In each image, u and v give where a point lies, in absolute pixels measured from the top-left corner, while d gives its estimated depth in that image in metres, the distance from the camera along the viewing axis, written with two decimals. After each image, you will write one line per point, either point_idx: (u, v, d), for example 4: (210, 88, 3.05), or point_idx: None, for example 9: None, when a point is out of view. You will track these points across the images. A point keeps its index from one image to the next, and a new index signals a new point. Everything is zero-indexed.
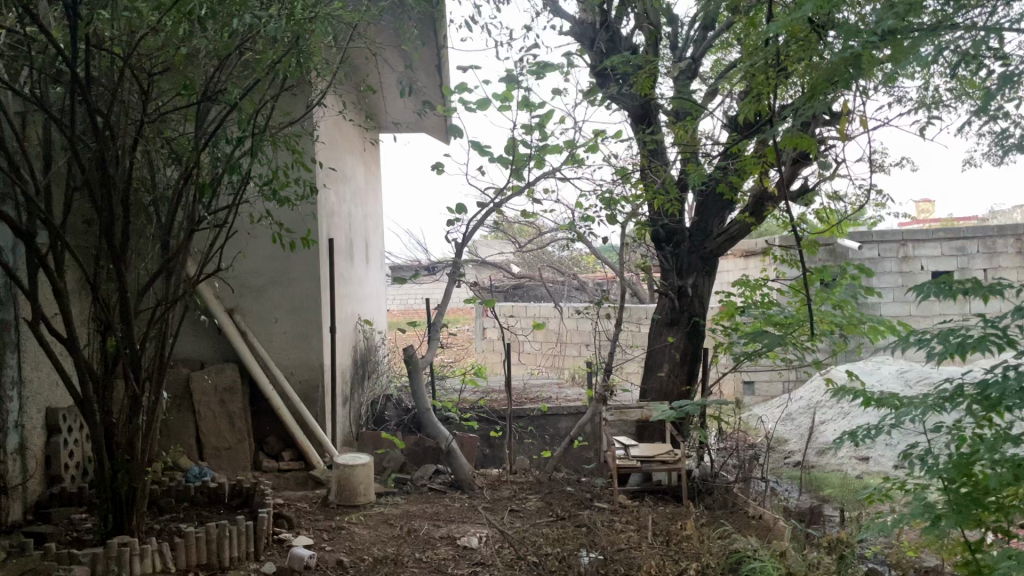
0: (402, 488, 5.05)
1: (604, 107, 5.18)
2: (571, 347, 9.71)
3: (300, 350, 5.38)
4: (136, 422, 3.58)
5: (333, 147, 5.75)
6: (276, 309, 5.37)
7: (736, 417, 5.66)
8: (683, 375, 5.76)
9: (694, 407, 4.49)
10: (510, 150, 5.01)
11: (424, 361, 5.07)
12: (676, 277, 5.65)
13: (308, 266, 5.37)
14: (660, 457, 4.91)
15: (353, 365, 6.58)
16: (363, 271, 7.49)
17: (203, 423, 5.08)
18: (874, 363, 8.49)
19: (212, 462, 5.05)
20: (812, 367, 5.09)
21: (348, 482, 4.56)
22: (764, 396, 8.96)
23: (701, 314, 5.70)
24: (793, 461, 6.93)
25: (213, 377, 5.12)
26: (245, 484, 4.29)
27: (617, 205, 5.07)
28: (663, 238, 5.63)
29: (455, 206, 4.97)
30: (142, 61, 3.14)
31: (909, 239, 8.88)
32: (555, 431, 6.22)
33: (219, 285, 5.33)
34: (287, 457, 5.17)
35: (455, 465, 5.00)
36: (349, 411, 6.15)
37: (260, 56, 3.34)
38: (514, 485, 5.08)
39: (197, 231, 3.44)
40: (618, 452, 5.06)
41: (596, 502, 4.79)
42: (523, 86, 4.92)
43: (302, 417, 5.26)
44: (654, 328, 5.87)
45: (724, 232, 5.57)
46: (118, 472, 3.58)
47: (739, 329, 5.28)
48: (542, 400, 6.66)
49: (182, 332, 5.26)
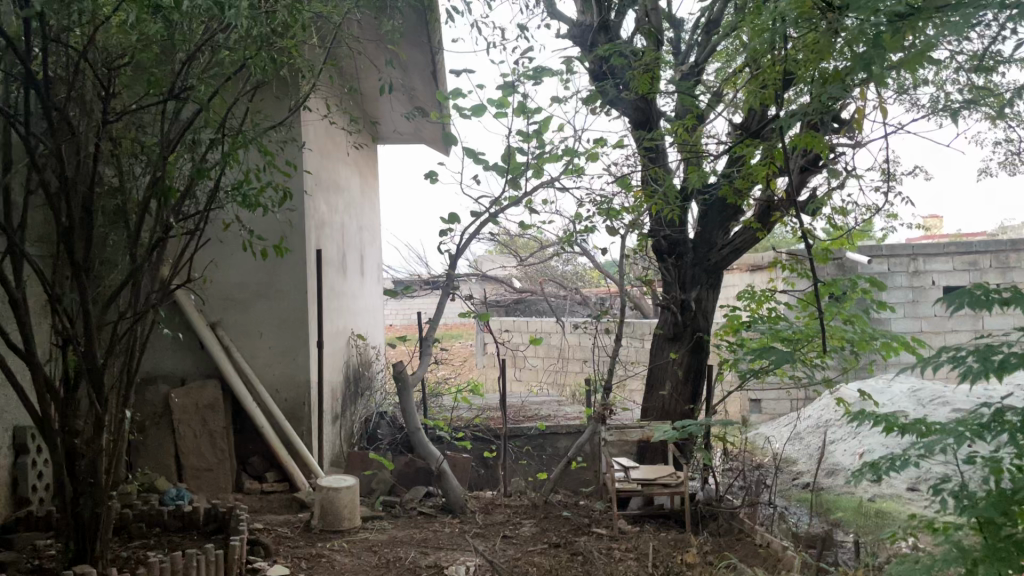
0: (391, 512, 4.80)
1: (603, 114, 4.97)
2: (572, 363, 9.48)
3: (286, 366, 5.14)
4: (100, 443, 3.34)
5: (321, 153, 5.53)
6: (261, 323, 5.14)
7: (742, 438, 5.40)
8: (687, 394, 5.50)
9: (698, 427, 4.24)
10: (506, 159, 4.79)
11: (414, 378, 4.82)
12: (679, 290, 5.40)
13: (295, 278, 5.14)
14: (662, 480, 4.66)
15: (345, 381, 6.35)
16: (358, 284, 7.26)
17: (183, 442, 4.84)
18: (886, 380, 8.24)
19: (192, 484, 4.80)
20: (824, 385, 4.84)
21: (332, 506, 4.33)
22: (771, 414, 8.71)
23: (706, 329, 5.45)
24: (802, 483, 6.67)
25: (194, 395, 4.89)
26: (221, 508, 4.05)
27: (618, 216, 4.84)
28: (666, 249, 5.40)
29: (448, 216, 4.74)
30: (103, 57, 2.92)
31: (920, 253, 8.64)
32: (554, 451, 5.97)
33: (202, 299, 5.10)
34: (271, 478, 4.92)
35: (446, 488, 4.75)
36: (338, 430, 5.90)
37: (231, 53, 3.12)
38: (507, 509, 4.82)
39: (165, 238, 3.21)
40: (617, 474, 4.80)
41: (594, 527, 4.53)
42: (519, 91, 4.70)
43: (286, 436, 5.01)
44: (656, 343, 5.61)
45: (729, 243, 5.33)
46: (80, 496, 3.33)
47: (746, 345, 5.02)
48: (541, 418, 6.41)
49: (163, 346, 5.03)
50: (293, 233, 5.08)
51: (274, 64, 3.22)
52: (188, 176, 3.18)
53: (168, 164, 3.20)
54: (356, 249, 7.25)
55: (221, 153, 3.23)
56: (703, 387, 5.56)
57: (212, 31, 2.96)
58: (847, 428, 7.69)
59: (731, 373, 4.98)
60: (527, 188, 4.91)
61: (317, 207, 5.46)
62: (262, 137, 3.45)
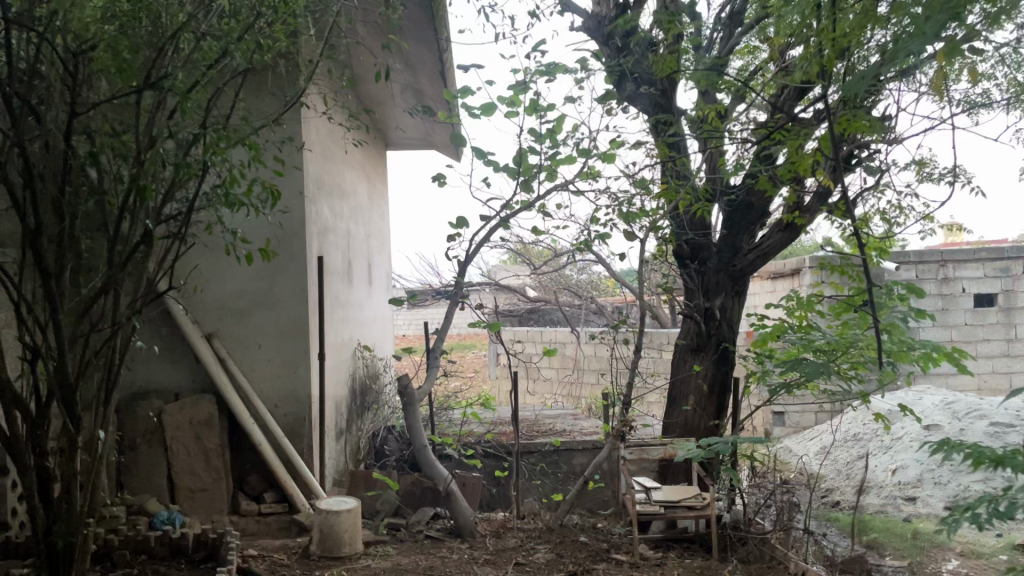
0: (396, 535, 4.50)
1: (621, 111, 4.67)
2: (589, 374, 9.18)
3: (285, 380, 4.84)
4: (74, 465, 3.06)
5: (323, 155, 5.24)
6: (259, 334, 4.85)
7: (772, 456, 5.07)
8: (711, 409, 5.17)
9: (725, 445, 3.91)
10: (518, 161, 4.51)
11: (420, 393, 4.52)
12: (703, 298, 5.08)
13: (296, 287, 4.84)
14: (686, 502, 4.33)
15: (350, 394, 6.05)
16: (365, 294, 6.98)
17: (176, 461, 4.56)
18: (916, 392, 7.87)
19: (185, 505, 4.52)
20: (859, 400, 4.51)
21: (331, 531, 4.02)
22: (795, 428, 8.40)
23: (731, 339, 5.12)
24: (832, 502, 6.34)
25: (188, 411, 4.61)
26: (211, 534, 3.78)
27: (637, 219, 4.54)
28: (688, 254, 5.09)
29: (456, 220, 4.45)
30: (72, 44, 2.65)
31: (949, 260, 8.26)
32: (570, 469, 5.68)
33: (197, 309, 4.82)
34: (269, 498, 4.64)
35: (455, 509, 4.44)
36: (343, 447, 5.61)
37: (213, 42, 2.84)
38: (520, 533, 4.51)
39: (143, 242, 2.93)
40: (638, 496, 4.48)
41: (614, 553, 4.21)
42: (531, 89, 4.42)
43: (286, 454, 4.72)
44: (677, 355, 5.29)
45: (756, 248, 5.00)
46: (53, 523, 3.05)
47: (776, 357, 4.69)
48: (555, 433, 6.11)
49: (155, 359, 4.76)
50: (293, 240, 4.80)
51: (261, 53, 2.94)
52: (167, 174, 2.91)
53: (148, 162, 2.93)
54: (363, 257, 6.96)
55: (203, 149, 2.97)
56: (729, 401, 5.23)
57: (189, 15, 2.71)
58: (877, 442, 7.35)
59: (759, 386, 4.65)
60: (540, 192, 4.61)
61: (318, 212, 5.18)
62: (249, 133, 3.17)
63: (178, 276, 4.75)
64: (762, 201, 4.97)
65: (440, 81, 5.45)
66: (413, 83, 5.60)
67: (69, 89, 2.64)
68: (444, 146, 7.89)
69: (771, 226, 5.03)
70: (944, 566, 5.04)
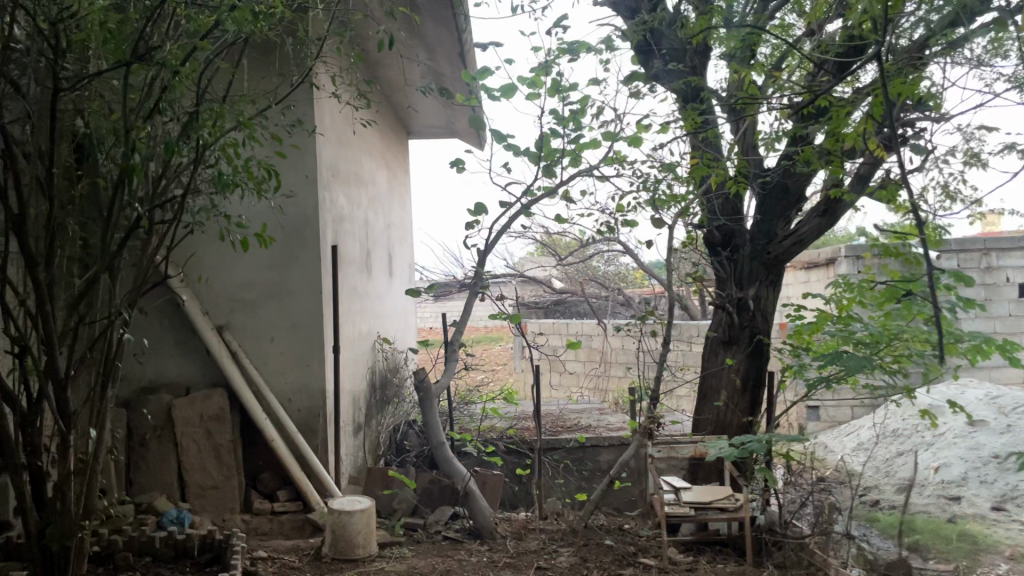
0: (412, 537, 4.31)
1: (648, 90, 4.42)
2: (616, 367, 8.99)
3: (298, 374, 4.65)
4: (68, 465, 2.90)
5: (336, 139, 5.03)
6: (272, 326, 4.65)
7: (808, 454, 4.80)
8: (745, 405, 4.90)
9: (760, 444, 3.67)
10: (538, 145, 4.29)
11: (438, 388, 4.32)
12: (735, 288, 4.83)
13: (309, 278, 4.64)
14: (718, 504, 4.09)
15: (370, 389, 5.87)
16: (385, 285, 6.79)
17: (186, 457, 4.40)
18: (959, 386, 7.54)
19: (195, 503, 4.37)
20: (904, 395, 4.23)
21: (344, 532, 3.84)
22: (831, 423, 8.13)
23: (765, 331, 4.86)
24: (870, 501, 6.09)
25: (198, 406, 4.45)
26: (217, 536, 3.63)
27: (665, 205, 4.29)
28: (720, 241, 4.83)
29: (474, 207, 4.23)
30: (54, 17, 2.47)
31: (993, 248, 7.87)
32: (595, 465, 5.48)
33: (208, 300, 4.64)
34: (282, 497, 4.47)
35: (474, 509, 4.24)
36: (360, 442, 5.43)
37: (205, 12, 2.64)
38: (542, 535, 4.29)
39: (136, 228, 2.75)
40: (666, 496, 4.22)
41: (641, 558, 3.98)
42: (553, 69, 4.19)
43: (299, 450, 4.53)
44: (708, 348, 5.02)
45: (792, 234, 4.72)
46: (46, 526, 2.90)
47: (814, 349, 4.43)
48: (581, 429, 5.90)
49: (166, 352, 4.59)
50: (306, 229, 4.62)
51: (257, 24, 2.73)
52: (160, 155, 2.73)
53: (140, 141, 2.74)
54: (383, 247, 6.77)
55: (199, 129, 2.78)
56: (763, 397, 4.96)
57: None
58: (917, 439, 7.06)
59: (796, 381, 4.39)
60: (562, 178, 4.39)
61: (333, 199, 4.97)
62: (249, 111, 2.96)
63: (188, 265, 4.57)
64: (799, 185, 4.70)
65: (459, 63, 5.24)
66: (431, 65, 5.39)
67: (51, 63, 2.46)
68: (466, 134, 7.68)
69: (807, 211, 4.75)
70: (993, 571, 4.78)
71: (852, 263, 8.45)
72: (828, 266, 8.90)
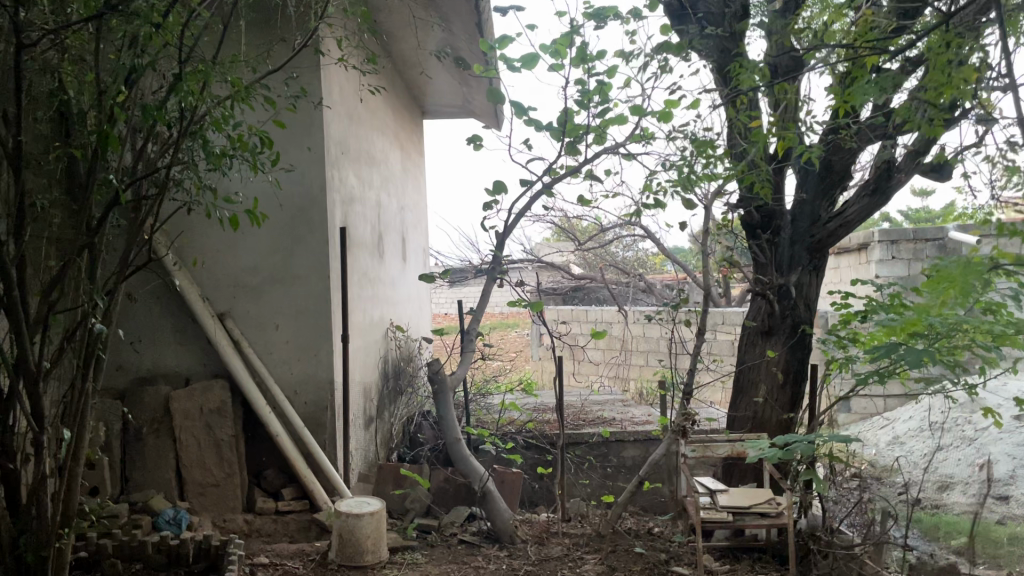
0: (426, 540, 4.02)
1: (683, 59, 4.06)
2: (636, 356, 8.69)
3: (306, 364, 4.34)
4: (43, 468, 2.60)
5: (346, 113, 4.71)
6: (277, 313, 4.34)
7: (852, 452, 4.46)
8: (785, 401, 4.54)
9: (808, 447, 3.34)
10: (561, 121, 3.94)
11: (453, 382, 4.00)
12: (776, 274, 4.47)
13: (316, 261, 4.33)
14: (758, 509, 3.74)
15: (382, 379, 5.57)
16: (398, 270, 6.47)
17: (185, 453, 4.12)
18: (1001, 378, 7.13)
19: (195, 502, 4.09)
20: (965, 390, 3.86)
21: (352, 537, 3.54)
22: (862, 414, 7.79)
23: (808, 321, 4.50)
24: (910, 499, 5.75)
25: (198, 398, 4.15)
26: (213, 542, 3.38)
27: (697, 185, 3.94)
28: (759, 223, 4.48)
29: (492, 186, 3.90)
30: None
31: None
32: (618, 461, 5.19)
33: (208, 285, 4.32)
34: (287, 495, 4.18)
35: (492, 512, 3.94)
36: (372, 437, 5.13)
37: None
38: (565, 540, 3.97)
39: (115, 204, 2.46)
40: (701, 500, 3.88)
41: (674, 566, 3.65)
42: (578, 34, 3.84)
43: (305, 446, 4.23)
44: (745, 339, 4.67)
45: (836, 216, 4.38)
46: (21, 535, 2.61)
47: (862, 341, 4.09)
48: (605, 421, 5.59)
49: (164, 341, 4.30)
50: (313, 208, 4.30)
51: None
52: (139, 120, 2.43)
53: (118, 107, 2.43)
54: (396, 231, 6.46)
55: (182, 92, 2.48)
56: (804, 391, 4.62)
57: None
58: (957, 433, 6.69)
59: (842, 374, 4.05)
60: (586, 156, 4.04)
61: (342, 178, 4.66)
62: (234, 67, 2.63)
63: (188, 248, 4.27)
64: (844, 162, 4.34)
65: (477, 32, 4.89)
66: (447, 35, 5.05)
67: (11, 16, 2.16)
68: (483, 114, 7.37)
69: (854, 190, 4.39)
70: None
71: (885, 249, 8.09)
72: (859, 251, 8.55)
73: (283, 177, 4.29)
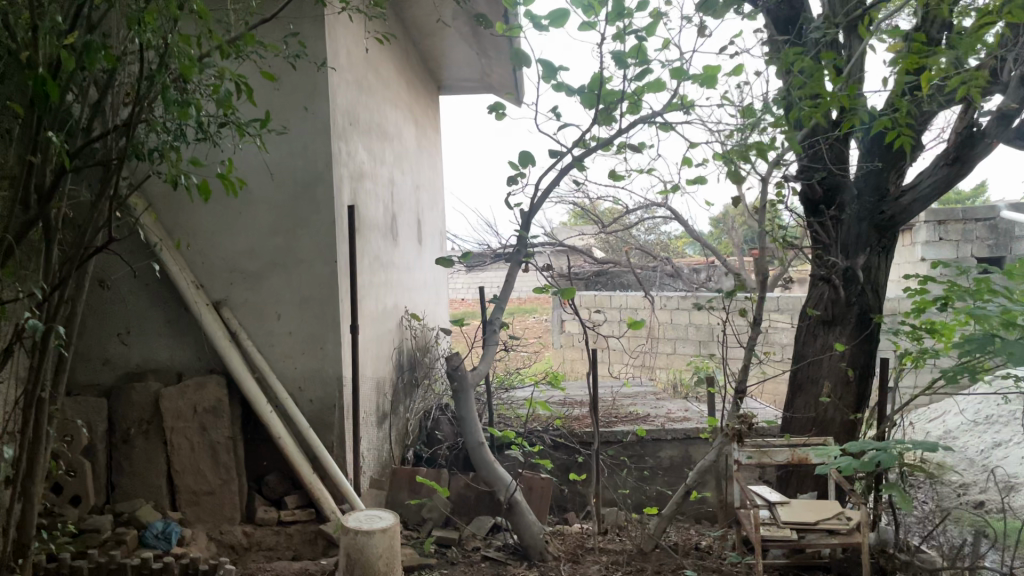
0: (445, 557, 3.59)
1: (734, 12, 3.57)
2: (664, 344, 8.22)
3: (310, 358, 3.90)
4: None
5: (352, 79, 4.24)
6: (279, 302, 3.89)
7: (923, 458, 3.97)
8: (849, 399, 4.05)
9: (889, 456, 2.84)
10: (593, 86, 3.43)
11: (474, 380, 3.53)
12: (839, 257, 3.98)
13: (321, 244, 3.86)
14: (826, 524, 3.25)
15: (398, 372, 5.13)
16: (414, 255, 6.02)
17: (177, 457, 3.68)
18: None
19: (188, 512, 3.66)
20: None
21: (361, 556, 3.09)
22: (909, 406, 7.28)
23: (876, 309, 4.01)
24: (974, 504, 5.24)
25: (191, 397, 3.71)
26: (200, 567, 2.97)
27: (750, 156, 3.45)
28: (819, 199, 3.97)
29: (518, 158, 3.40)
30: None
31: None
32: (655, 461, 4.73)
33: (202, 270, 3.87)
34: (291, 503, 3.75)
35: (520, 525, 3.48)
36: (387, 436, 4.70)
37: None
38: (604, 557, 3.52)
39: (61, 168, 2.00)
40: (759, 513, 3.41)
41: None
42: None
43: (310, 451, 3.78)
44: (804, 330, 4.18)
45: (909, 188, 3.88)
46: None
47: (941, 331, 3.59)
48: (640, 418, 5.12)
49: (155, 332, 3.87)
50: (317, 184, 3.84)
51: None
52: (90, 65, 1.97)
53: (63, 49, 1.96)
54: (411, 212, 6.00)
55: (142, 32, 2.02)
56: (869, 388, 4.13)
57: None
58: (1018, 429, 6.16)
59: (917, 369, 3.55)
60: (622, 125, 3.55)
61: (350, 152, 4.20)
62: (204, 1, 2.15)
63: (178, 226, 3.82)
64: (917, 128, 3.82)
65: None
66: None
67: None
68: (502, 87, 6.89)
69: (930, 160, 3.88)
70: None
71: (931, 230, 7.54)
72: (904, 233, 8.00)
73: (284, 147, 3.83)
